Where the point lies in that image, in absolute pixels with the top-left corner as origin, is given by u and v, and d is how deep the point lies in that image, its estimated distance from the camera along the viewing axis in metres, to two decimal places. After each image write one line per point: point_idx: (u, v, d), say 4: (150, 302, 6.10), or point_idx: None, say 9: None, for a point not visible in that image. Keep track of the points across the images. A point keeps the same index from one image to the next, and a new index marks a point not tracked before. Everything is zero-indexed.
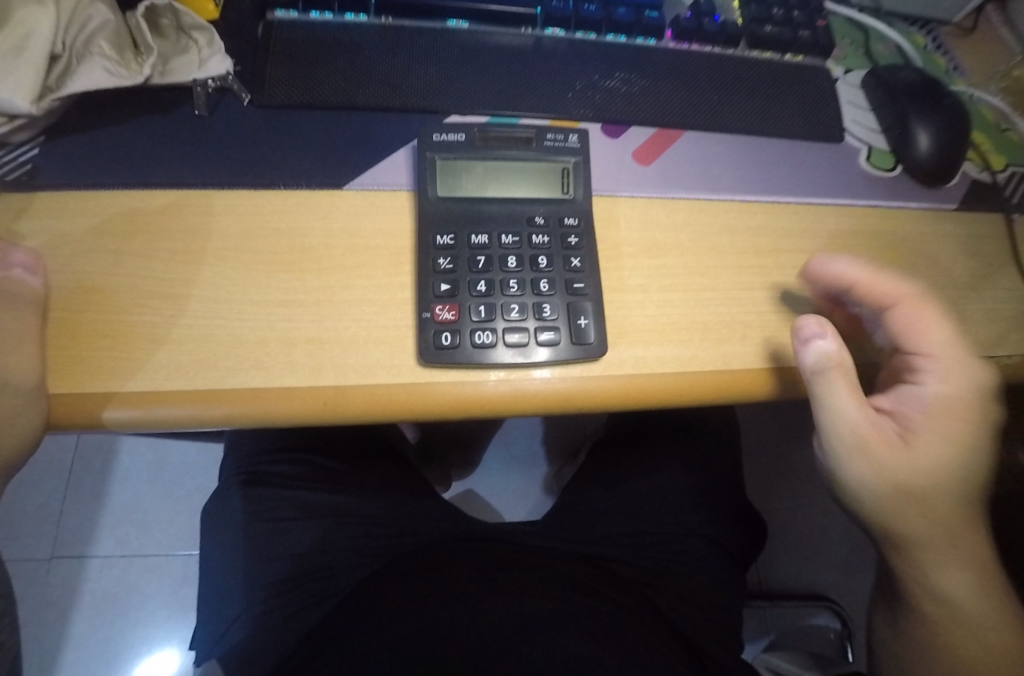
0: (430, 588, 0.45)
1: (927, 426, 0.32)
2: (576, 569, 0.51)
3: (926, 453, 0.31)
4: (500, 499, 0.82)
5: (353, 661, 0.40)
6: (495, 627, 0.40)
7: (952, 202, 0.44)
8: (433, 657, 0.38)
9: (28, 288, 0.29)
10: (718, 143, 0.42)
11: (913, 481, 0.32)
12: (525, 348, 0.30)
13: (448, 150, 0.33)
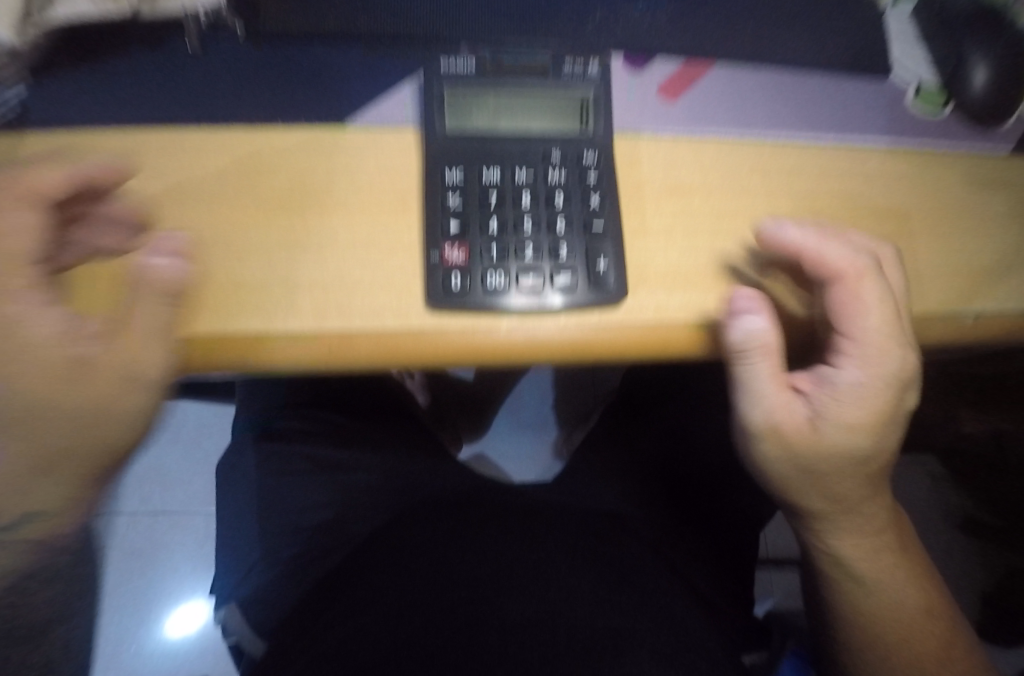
0: (445, 530, 0.46)
1: (855, 400, 0.30)
2: (588, 519, 0.50)
3: (836, 436, 0.31)
4: (512, 463, 0.80)
5: (372, 596, 0.40)
6: (508, 568, 0.41)
7: (1006, 144, 0.41)
8: (454, 605, 0.38)
9: (172, 278, 0.27)
10: (751, 78, 0.38)
11: (818, 463, 0.32)
12: (540, 292, 0.28)
13: (456, 79, 0.30)
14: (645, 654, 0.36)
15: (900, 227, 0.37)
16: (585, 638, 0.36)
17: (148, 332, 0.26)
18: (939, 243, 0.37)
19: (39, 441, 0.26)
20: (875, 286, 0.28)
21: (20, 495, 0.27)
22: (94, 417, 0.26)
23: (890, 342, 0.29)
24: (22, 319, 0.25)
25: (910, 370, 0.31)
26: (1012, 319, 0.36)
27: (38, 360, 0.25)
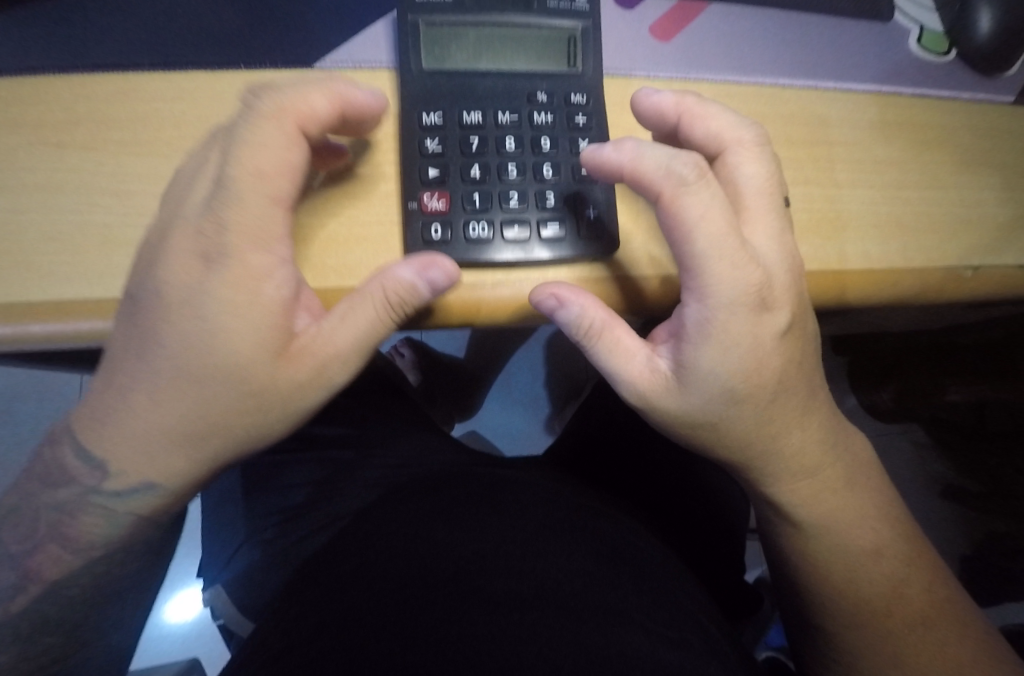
0: (429, 508, 0.44)
1: (713, 342, 0.25)
2: (582, 494, 0.49)
3: (705, 387, 0.26)
4: (503, 439, 0.80)
5: (353, 577, 0.39)
6: (492, 543, 0.40)
7: (1008, 93, 0.39)
8: (448, 582, 0.36)
9: (413, 290, 0.24)
10: (748, 19, 0.36)
11: (724, 428, 0.27)
12: (526, 243, 0.26)
13: (432, 10, 0.27)
14: (644, 630, 0.35)
15: (902, 178, 0.35)
16: (581, 612, 0.35)
17: (348, 331, 0.25)
18: (941, 194, 0.36)
19: (192, 409, 0.25)
20: (698, 198, 0.23)
21: (148, 458, 0.26)
22: (250, 400, 0.25)
23: (737, 254, 0.24)
24: (262, 274, 0.24)
25: (779, 288, 0.25)
26: (1012, 274, 0.35)
27: (247, 322, 0.24)
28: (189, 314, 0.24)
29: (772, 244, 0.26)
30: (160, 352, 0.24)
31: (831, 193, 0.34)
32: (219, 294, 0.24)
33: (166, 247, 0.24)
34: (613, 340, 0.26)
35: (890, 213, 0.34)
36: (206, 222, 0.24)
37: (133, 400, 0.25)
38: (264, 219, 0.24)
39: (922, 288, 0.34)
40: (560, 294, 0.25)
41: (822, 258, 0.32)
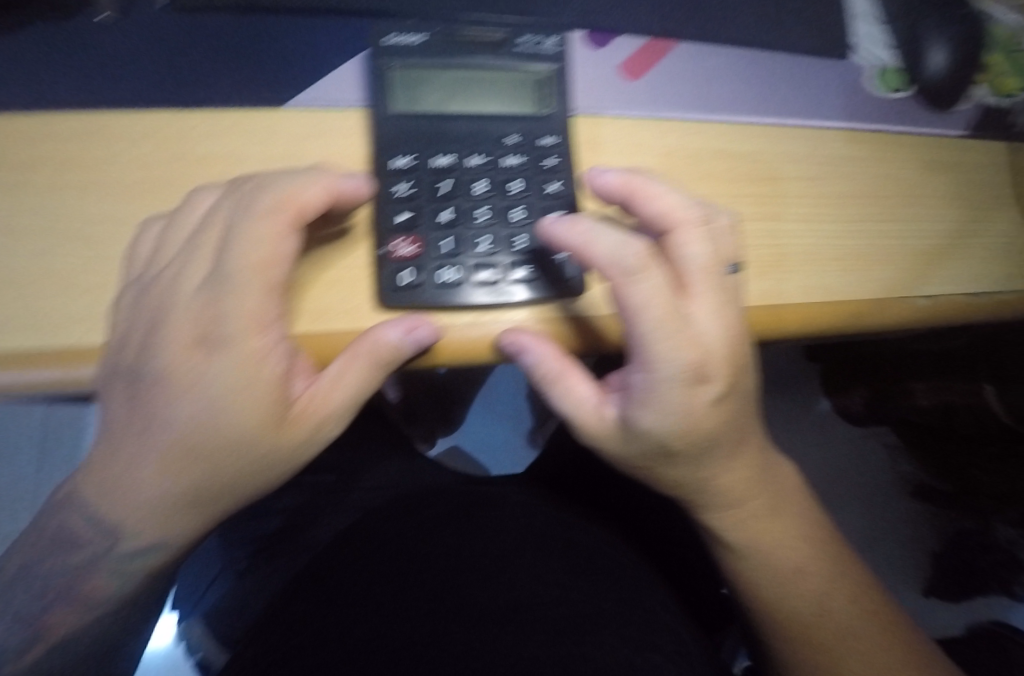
0: (406, 522, 0.44)
1: (657, 407, 0.24)
2: (559, 506, 0.49)
3: (651, 444, 0.26)
4: (485, 457, 0.79)
5: (331, 604, 0.38)
6: (470, 560, 0.40)
7: (961, 128, 0.41)
8: (421, 605, 0.37)
9: (403, 352, 0.25)
10: (714, 57, 0.37)
11: (673, 475, 0.28)
12: (497, 287, 0.26)
13: (404, 53, 0.28)
14: (613, 637, 0.35)
15: (860, 213, 0.37)
16: (551, 626, 0.35)
17: (344, 392, 0.25)
18: (897, 227, 0.37)
19: (199, 480, 0.25)
20: (642, 287, 0.23)
21: (159, 522, 0.26)
22: (255, 466, 0.25)
23: (677, 334, 0.24)
24: (263, 355, 0.24)
25: (718, 365, 0.24)
26: (961, 302, 0.36)
27: (251, 401, 0.24)
28: (189, 390, 0.24)
29: (713, 313, 0.25)
30: (163, 430, 0.24)
31: (791, 228, 0.35)
32: (220, 377, 0.24)
33: (164, 325, 0.24)
34: (567, 389, 0.26)
35: (849, 248, 0.36)
36: (206, 305, 0.24)
37: (135, 476, 0.25)
38: (262, 307, 0.24)
39: (880, 318, 0.35)
40: (522, 341, 0.25)
41: (786, 291, 0.33)
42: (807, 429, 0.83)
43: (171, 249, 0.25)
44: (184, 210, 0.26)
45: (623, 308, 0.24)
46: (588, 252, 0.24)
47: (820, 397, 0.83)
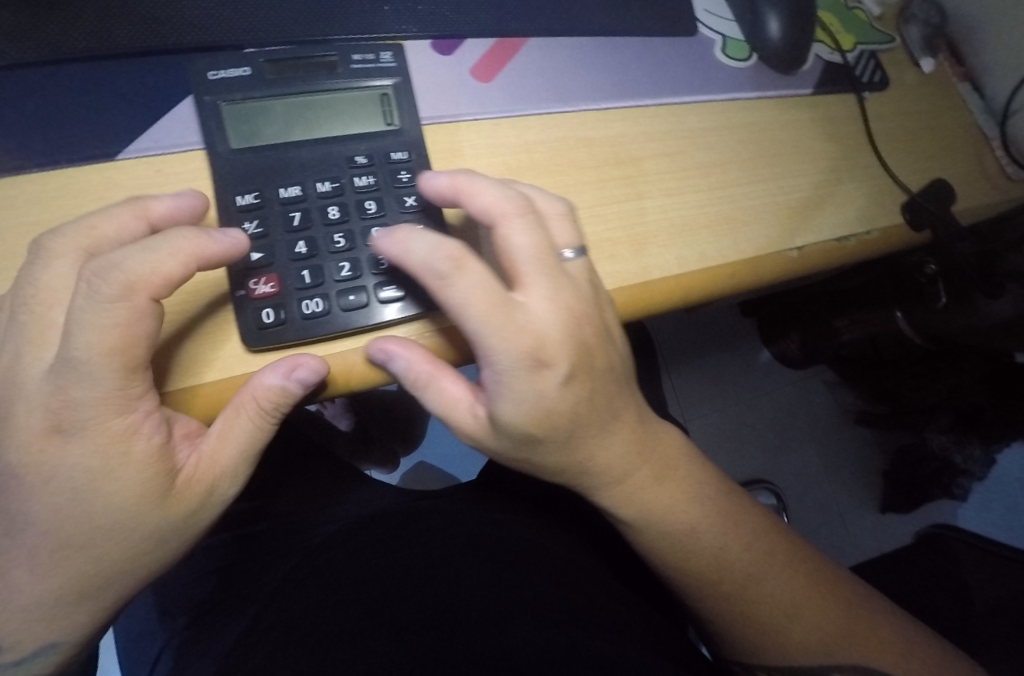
0: (335, 554, 0.41)
1: (506, 395, 0.26)
2: (495, 509, 0.48)
3: (515, 433, 0.28)
4: (450, 467, 0.78)
5: (251, 650, 0.35)
6: (400, 573, 0.38)
7: (810, 87, 0.43)
8: (338, 625, 0.34)
9: (284, 395, 0.25)
10: (566, 49, 0.38)
11: (550, 459, 0.30)
12: (365, 309, 0.27)
13: (232, 89, 0.29)
14: (540, 625, 0.33)
15: (724, 178, 0.39)
16: (482, 622, 0.33)
17: (232, 447, 0.26)
18: (762, 187, 0.39)
19: (83, 570, 0.24)
20: (459, 287, 0.25)
21: (46, 624, 0.25)
22: (147, 541, 0.25)
23: (506, 325, 0.26)
24: (131, 434, 0.23)
25: (555, 345, 0.27)
26: (832, 248, 0.39)
27: (125, 480, 0.24)
28: (50, 486, 0.23)
29: (547, 299, 0.27)
30: (33, 527, 0.23)
31: (659, 202, 0.36)
32: (84, 464, 0.23)
33: (15, 419, 0.23)
34: (431, 393, 0.28)
35: (719, 212, 0.38)
36: (53, 393, 0.22)
37: (13, 577, 0.24)
38: (123, 388, 0.23)
39: (758, 275, 0.37)
40: (387, 347, 0.26)
41: (666, 266, 0.35)
42: (733, 380, 0.88)
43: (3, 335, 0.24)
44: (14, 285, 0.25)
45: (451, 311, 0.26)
46: (408, 264, 0.26)
47: (742, 348, 0.89)
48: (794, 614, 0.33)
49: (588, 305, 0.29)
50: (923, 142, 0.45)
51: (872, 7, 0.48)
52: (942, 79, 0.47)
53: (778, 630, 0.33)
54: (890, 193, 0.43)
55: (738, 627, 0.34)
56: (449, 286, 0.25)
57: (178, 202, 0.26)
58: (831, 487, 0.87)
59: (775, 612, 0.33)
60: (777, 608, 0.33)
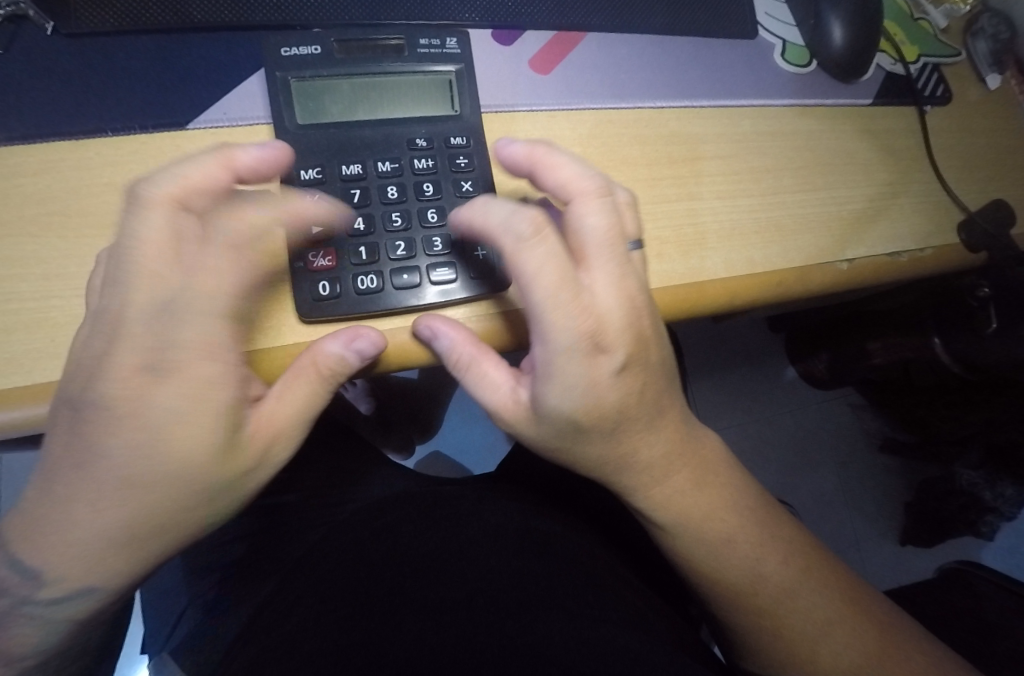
0: (357, 532, 0.42)
1: (558, 378, 0.27)
2: (519, 498, 0.49)
3: (559, 418, 0.28)
4: (465, 457, 0.78)
5: (273, 620, 0.36)
6: (422, 555, 0.38)
7: (867, 97, 0.42)
8: (367, 597, 0.35)
9: (347, 367, 0.27)
10: (623, 46, 0.38)
11: (587, 450, 0.30)
12: (417, 289, 0.28)
13: (302, 66, 0.30)
14: (566, 615, 0.34)
15: (775, 186, 0.38)
16: (501, 607, 0.34)
17: (286, 409, 0.27)
18: (814, 196, 0.39)
19: (144, 512, 0.25)
20: (531, 256, 0.26)
21: (89, 566, 0.25)
22: (202, 493, 0.26)
23: (570, 302, 0.26)
24: (212, 386, 0.25)
25: (613, 334, 0.27)
26: (882, 262, 0.38)
27: (201, 427, 0.25)
28: (134, 424, 0.24)
29: (614, 284, 0.27)
30: (107, 463, 0.24)
31: (708, 206, 0.36)
32: (168, 406, 0.24)
33: (109, 353, 0.24)
34: (475, 375, 0.28)
35: (769, 218, 0.37)
36: (145, 328, 0.24)
37: (72, 513, 0.24)
38: (209, 333, 0.25)
39: (803, 284, 0.36)
40: (434, 326, 0.28)
41: (710, 269, 0.35)
42: (761, 394, 0.87)
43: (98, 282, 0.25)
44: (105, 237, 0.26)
45: (521, 281, 0.26)
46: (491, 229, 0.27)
47: (770, 362, 0.88)
48: (828, 629, 0.32)
49: (646, 299, 0.29)
50: (984, 161, 0.44)
51: (939, 18, 0.46)
52: (1008, 97, 0.46)
53: (809, 649, 0.32)
54: (946, 211, 0.41)
55: (764, 642, 0.33)
56: (525, 255, 0.26)
57: (262, 155, 0.27)
58: (851, 510, 0.86)
59: (805, 627, 0.32)
60: (811, 622, 0.33)
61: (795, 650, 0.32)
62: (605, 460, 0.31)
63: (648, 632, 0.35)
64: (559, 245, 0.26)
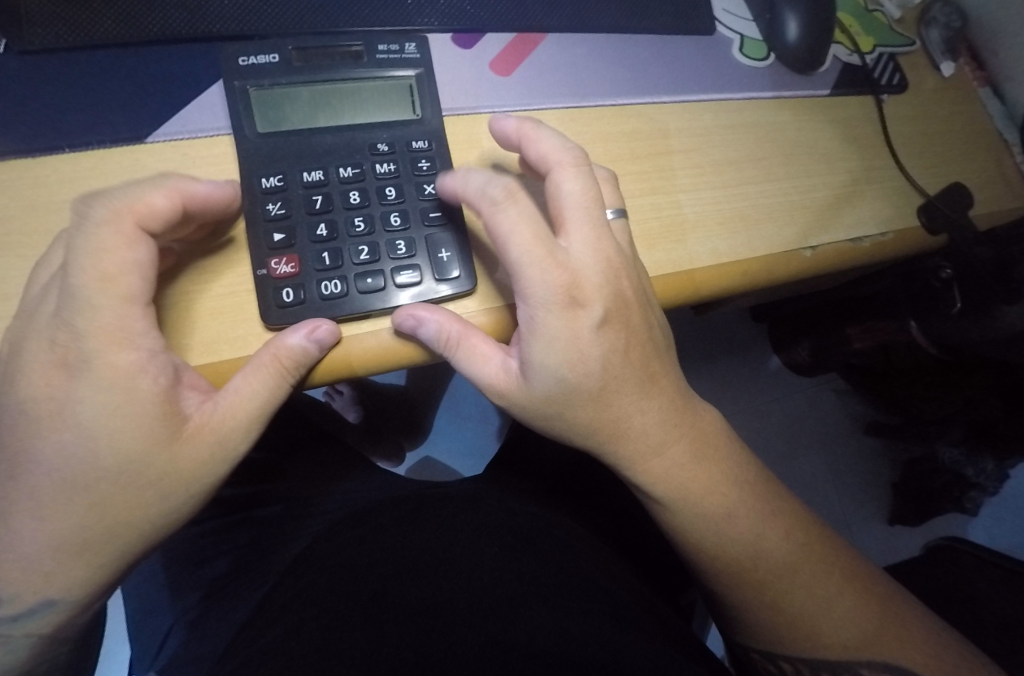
0: (344, 538, 0.42)
1: (540, 336, 0.28)
2: (507, 497, 0.49)
3: (546, 382, 0.29)
4: (456, 461, 0.78)
5: (259, 632, 0.36)
6: (409, 557, 0.38)
7: (824, 88, 0.43)
8: (349, 602, 0.35)
9: (309, 357, 0.27)
10: (583, 45, 0.38)
11: (580, 419, 0.30)
12: (383, 292, 0.28)
13: (261, 76, 0.30)
14: (549, 608, 0.34)
15: (739, 178, 0.39)
16: (485, 608, 0.34)
17: (243, 401, 0.26)
18: (777, 186, 0.40)
19: (76, 518, 0.24)
20: (507, 215, 0.27)
21: (42, 578, 0.25)
22: (151, 489, 0.25)
23: (546, 260, 0.27)
24: (136, 373, 0.24)
25: (590, 289, 0.28)
26: (847, 247, 0.39)
27: (130, 419, 0.24)
28: (63, 425, 0.24)
29: (589, 246, 0.29)
30: (39, 469, 0.24)
31: (673, 200, 0.37)
32: (93, 400, 0.24)
33: (23, 361, 0.24)
34: (465, 352, 0.28)
35: (734, 209, 0.38)
36: (60, 331, 0.24)
37: (15, 526, 0.24)
38: (124, 318, 0.24)
39: (770, 272, 0.37)
40: (416, 314, 0.28)
41: (678, 260, 0.35)
42: (742, 383, 0.88)
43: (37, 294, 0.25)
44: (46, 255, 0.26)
45: (498, 242, 0.28)
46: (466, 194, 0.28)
47: (749, 351, 0.89)
48: (828, 604, 0.33)
49: (625, 265, 0.30)
50: (940, 146, 0.45)
51: (891, 9, 0.47)
52: (960, 82, 0.47)
53: (811, 623, 0.33)
54: (906, 196, 0.42)
55: (764, 619, 0.34)
56: (499, 216, 0.27)
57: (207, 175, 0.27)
58: (837, 494, 0.87)
59: (791, 605, 0.33)
60: (813, 598, 0.33)
61: (798, 623, 0.33)
62: (600, 431, 0.31)
63: (632, 624, 0.36)
64: (532, 207, 0.28)
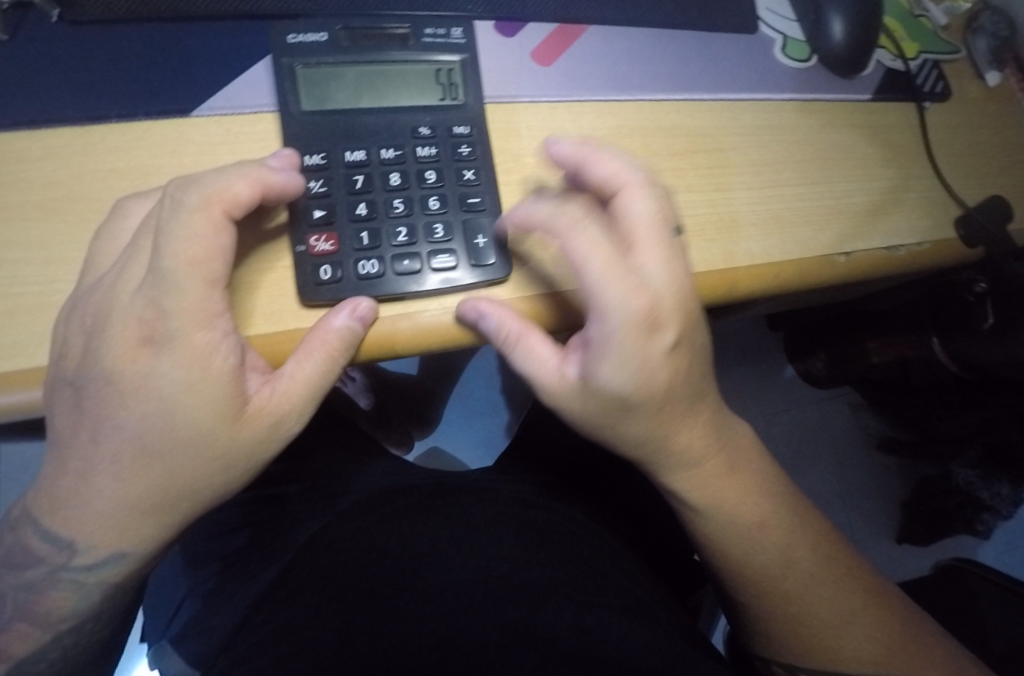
0: (359, 523, 0.42)
1: (607, 357, 0.27)
2: (519, 488, 0.49)
3: (603, 396, 0.28)
4: (465, 453, 0.77)
5: (278, 610, 0.35)
6: (418, 547, 0.38)
7: (866, 92, 0.42)
8: (366, 589, 0.34)
9: (357, 336, 0.27)
10: (624, 39, 0.38)
11: (631, 431, 0.30)
12: (418, 275, 0.29)
13: (309, 54, 0.30)
14: (565, 603, 0.34)
15: (776, 179, 0.38)
16: (500, 596, 0.34)
17: (300, 385, 0.26)
18: (814, 189, 0.39)
19: (145, 480, 0.25)
20: (581, 238, 0.26)
21: (116, 532, 0.26)
22: (218, 462, 0.25)
23: (624, 281, 0.26)
24: (210, 352, 0.24)
25: (667, 313, 0.27)
26: (880, 256, 0.39)
27: (202, 396, 0.24)
28: (143, 395, 0.24)
29: (662, 264, 0.27)
30: (119, 433, 0.24)
31: (709, 200, 0.36)
32: (172, 375, 0.24)
33: (103, 328, 0.24)
34: (529, 350, 0.29)
35: (769, 211, 0.37)
36: (145, 307, 0.24)
37: (94, 483, 0.25)
38: (205, 301, 0.24)
39: (801, 276, 0.37)
40: (481, 307, 0.28)
41: (709, 258, 0.35)
42: (758, 391, 0.88)
43: (104, 262, 0.25)
44: (113, 223, 0.26)
45: (575, 265, 0.27)
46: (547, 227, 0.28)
47: (766, 359, 0.89)
48: (846, 617, 0.33)
49: (692, 285, 0.29)
50: (983, 158, 0.44)
51: (939, 15, 0.46)
52: (1006, 93, 0.46)
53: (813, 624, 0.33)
54: (944, 206, 0.42)
55: (763, 611, 0.34)
56: (572, 244, 0.26)
57: (279, 164, 0.27)
58: (847, 507, 0.86)
59: (800, 589, 0.33)
60: (830, 611, 0.33)
61: (804, 624, 0.33)
62: (648, 442, 0.31)
63: (652, 621, 0.36)
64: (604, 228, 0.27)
